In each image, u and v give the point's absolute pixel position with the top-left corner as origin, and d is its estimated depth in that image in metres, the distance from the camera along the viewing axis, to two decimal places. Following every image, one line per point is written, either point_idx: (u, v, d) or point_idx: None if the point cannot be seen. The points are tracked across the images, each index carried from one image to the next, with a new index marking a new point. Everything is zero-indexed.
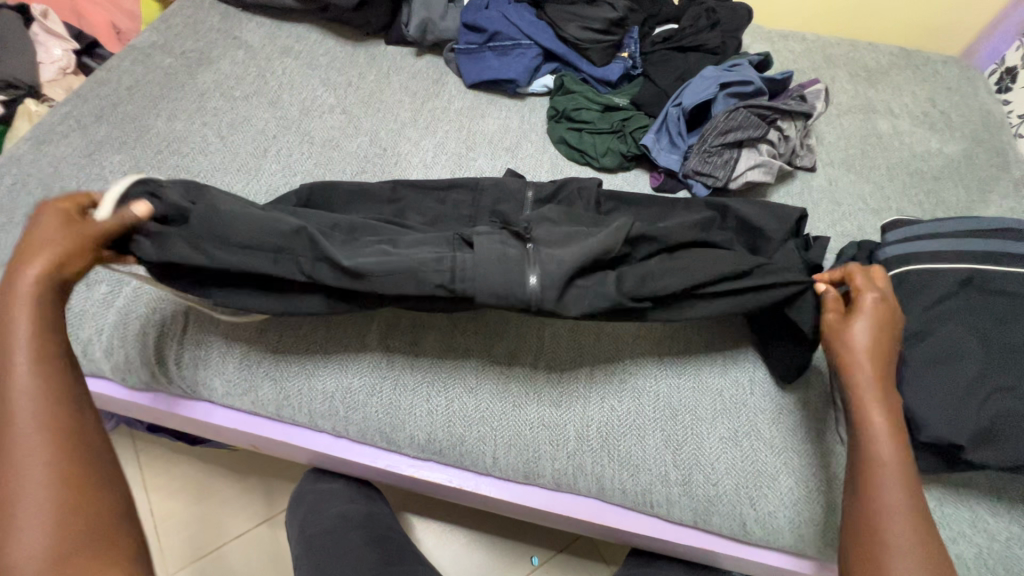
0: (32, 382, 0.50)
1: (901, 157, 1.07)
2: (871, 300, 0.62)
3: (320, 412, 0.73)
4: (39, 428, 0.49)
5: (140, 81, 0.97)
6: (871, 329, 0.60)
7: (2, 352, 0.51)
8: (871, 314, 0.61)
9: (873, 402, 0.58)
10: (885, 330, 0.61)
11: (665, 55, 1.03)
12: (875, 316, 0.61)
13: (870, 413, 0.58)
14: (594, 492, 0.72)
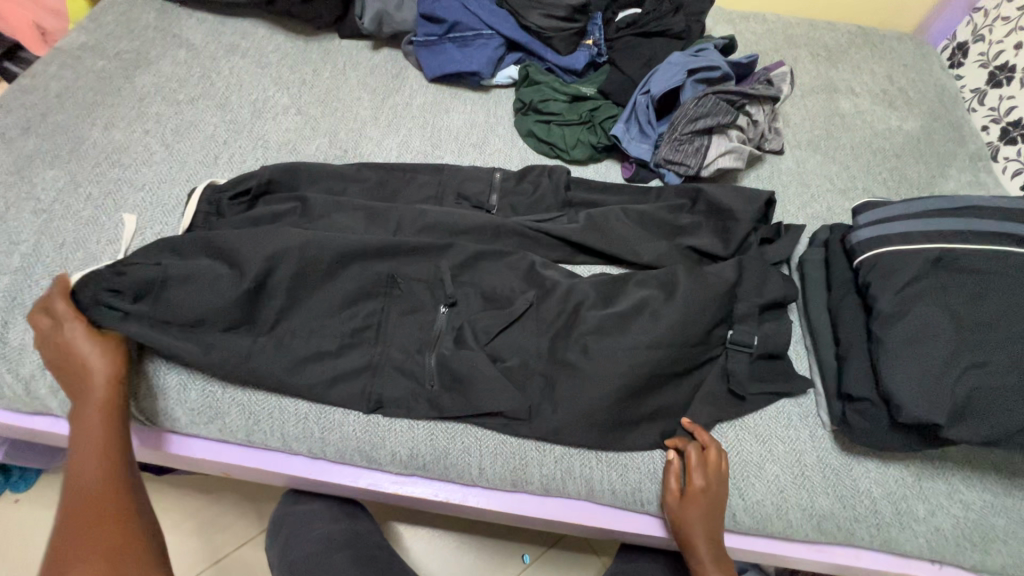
0: (97, 450, 0.60)
1: (863, 136, 1.09)
2: (700, 488, 0.66)
3: (295, 434, 0.69)
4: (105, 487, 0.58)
5: (70, 86, 0.89)
6: (704, 512, 0.66)
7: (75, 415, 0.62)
8: (700, 499, 0.66)
9: (709, 567, 0.66)
10: (716, 511, 0.66)
11: (631, 41, 1.01)
12: (708, 499, 0.66)
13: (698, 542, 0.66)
14: (584, 494, 0.71)
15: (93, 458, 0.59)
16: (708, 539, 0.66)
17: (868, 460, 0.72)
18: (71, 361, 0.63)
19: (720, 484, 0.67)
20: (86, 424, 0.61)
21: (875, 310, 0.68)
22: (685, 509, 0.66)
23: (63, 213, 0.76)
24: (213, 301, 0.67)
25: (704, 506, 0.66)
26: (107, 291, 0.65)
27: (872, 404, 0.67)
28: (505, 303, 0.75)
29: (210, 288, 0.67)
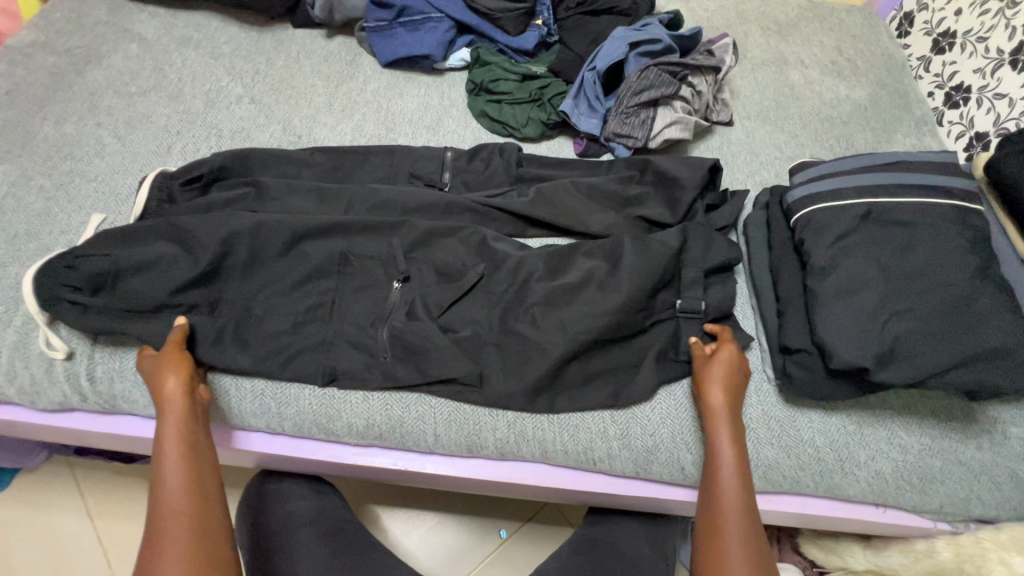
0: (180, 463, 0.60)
1: (812, 105, 1.11)
2: (727, 353, 0.70)
3: (252, 410, 0.71)
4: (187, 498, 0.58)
5: (21, 83, 0.90)
6: (728, 372, 0.69)
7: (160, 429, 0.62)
8: (725, 360, 0.70)
9: (723, 438, 0.66)
10: (735, 379, 0.69)
11: (580, 19, 1.03)
12: (732, 363, 0.70)
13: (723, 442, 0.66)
14: (538, 456, 0.73)
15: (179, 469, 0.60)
16: (725, 409, 0.67)
17: (811, 410, 0.75)
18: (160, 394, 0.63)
19: (743, 365, 0.71)
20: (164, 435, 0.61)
21: (808, 265, 0.71)
22: (709, 367, 0.70)
23: (15, 207, 0.77)
24: (168, 289, 0.68)
25: (726, 368, 0.69)
26: (66, 286, 0.66)
27: (808, 355, 0.70)
28: (456, 277, 0.76)
29: (164, 274, 0.69)
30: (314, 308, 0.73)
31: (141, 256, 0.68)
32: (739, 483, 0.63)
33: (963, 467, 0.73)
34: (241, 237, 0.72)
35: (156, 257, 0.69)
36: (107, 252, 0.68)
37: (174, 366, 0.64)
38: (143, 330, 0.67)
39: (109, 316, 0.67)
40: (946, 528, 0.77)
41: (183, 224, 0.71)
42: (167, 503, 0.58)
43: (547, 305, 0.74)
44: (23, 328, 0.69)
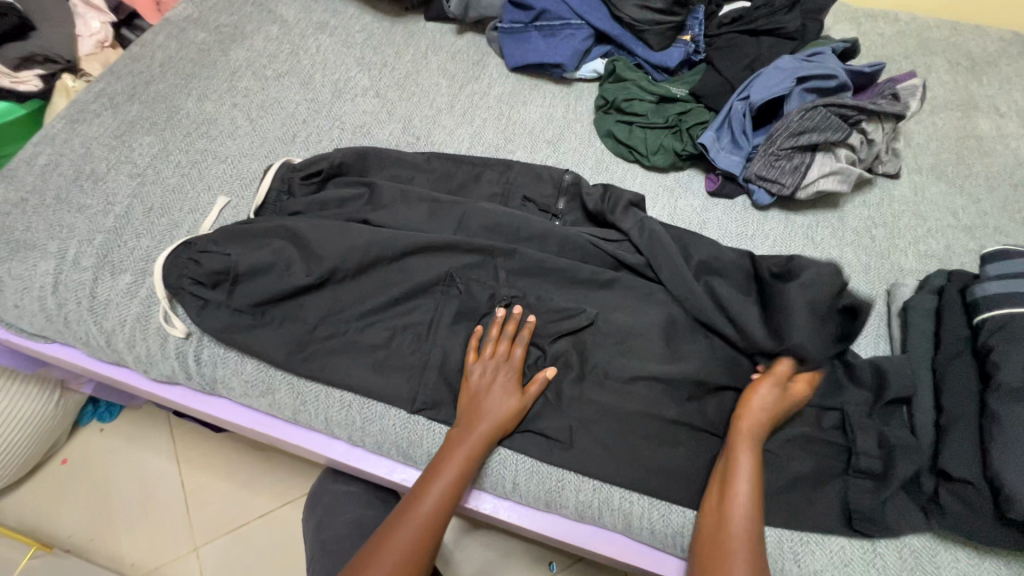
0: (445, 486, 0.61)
1: (1004, 165, 0.93)
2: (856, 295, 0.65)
3: (337, 420, 0.70)
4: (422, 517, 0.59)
5: (173, 56, 0.94)
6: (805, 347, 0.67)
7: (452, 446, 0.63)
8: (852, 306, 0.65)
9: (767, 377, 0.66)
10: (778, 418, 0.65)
11: (735, 39, 0.91)
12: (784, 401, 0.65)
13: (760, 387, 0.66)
14: (620, 528, 0.66)
15: (438, 490, 0.61)
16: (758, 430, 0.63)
17: (960, 548, 0.62)
18: (481, 404, 0.65)
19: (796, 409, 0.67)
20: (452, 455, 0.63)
21: (996, 381, 0.58)
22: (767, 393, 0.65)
23: (154, 179, 0.81)
24: (279, 293, 0.69)
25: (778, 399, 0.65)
26: (190, 279, 0.69)
27: (974, 489, 0.57)
28: (563, 319, 0.71)
29: (277, 279, 0.70)
30: (412, 327, 0.71)
31: (258, 257, 0.70)
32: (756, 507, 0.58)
33: None
34: (353, 249, 0.71)
35: (272, 261, 0.70)
36: (226, 252, 0.70)
37: (512, 382, 0.66)
38: (251, 335, 0.69)
39: (224, 312, 0.69)
40: None
41: (300, 231, 0.72)
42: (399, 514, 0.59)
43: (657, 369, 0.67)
44: (146, 301, 0.72)
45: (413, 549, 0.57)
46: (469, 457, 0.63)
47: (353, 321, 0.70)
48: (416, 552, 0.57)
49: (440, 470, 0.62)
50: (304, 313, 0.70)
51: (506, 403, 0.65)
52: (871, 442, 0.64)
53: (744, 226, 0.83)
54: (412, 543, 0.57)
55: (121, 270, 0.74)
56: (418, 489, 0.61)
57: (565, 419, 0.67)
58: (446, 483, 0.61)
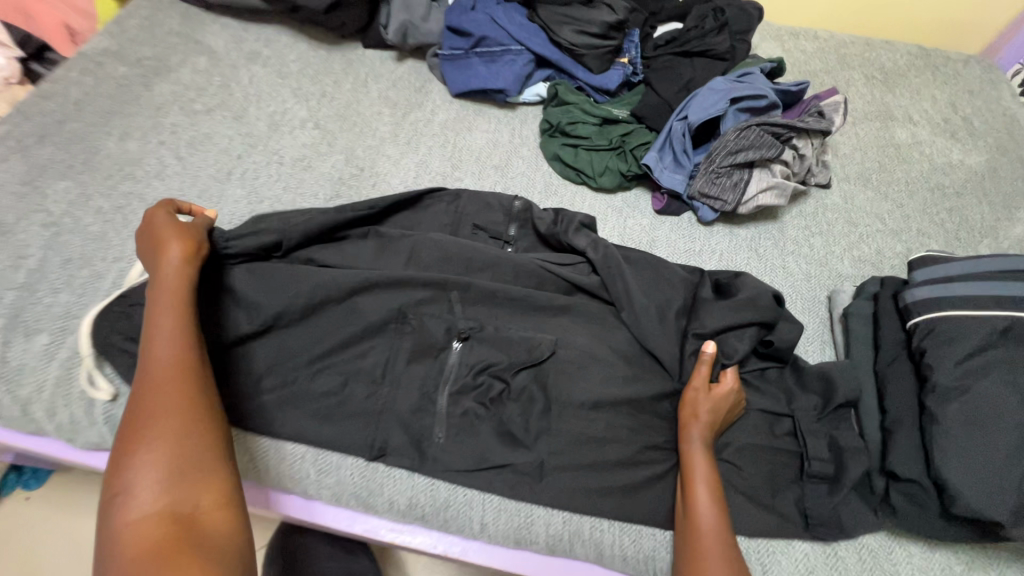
0: (172, 344, 0.55)
1: (920, 170, 1.00)
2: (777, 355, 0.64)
3: (290, 474, 0.66)
4: (175, 375, 0.53)
5: (90, 93, 0.88)
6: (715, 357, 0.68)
7: (151, 313, 0.57)
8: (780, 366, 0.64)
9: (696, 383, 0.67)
10: (722, 415, 0.65)
11: (669, 61, 0.94)
12: (719, 400, 0.66)
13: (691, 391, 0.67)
14: (592, 558, 0.66)
15: (167, 351, 0.55)
16: (703, 432, 0.64)
17: (912, 543, 0.65)
18: (158, 296, 0.58)
19: (734, 404, 0.67)
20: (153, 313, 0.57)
21: (930, 383, 0.61)
22: (698, 397, 0.66)
23: (72, 228, 0.75)
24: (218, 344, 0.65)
25: (711, 398, 0.65)
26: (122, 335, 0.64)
27: (920, 488, 0.60)
28: (522, 349, 0.70)
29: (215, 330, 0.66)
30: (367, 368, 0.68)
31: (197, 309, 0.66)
32: (721, 516, 0.59)
33: None
34: (300, 291, 0.68)
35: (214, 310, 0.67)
36: None
37: (175, 232, 0.63)
38: None
39: None
40: None
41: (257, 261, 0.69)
42: (144, 408, 0.51)
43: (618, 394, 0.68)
44: (67, 362, 0.66)
45: (188, 437, 0.50)
46: (173, 298, 0.58)
47: (301, 367, 0.67)
48: (183, 416, 0.51)
49: (163, 332, 0.56)
50: (246, 364, 0.66)
51: (172, 282, 0.59)
52: (823, 448, 0.66)
53: (692, 243, 0.85)
54: (171, 399, 0.52)
55: (36, 331, 0.67)
56: (147, 357, 0.55)
57: (531, 452, 0.65)
58: (172, 326, 0.56)
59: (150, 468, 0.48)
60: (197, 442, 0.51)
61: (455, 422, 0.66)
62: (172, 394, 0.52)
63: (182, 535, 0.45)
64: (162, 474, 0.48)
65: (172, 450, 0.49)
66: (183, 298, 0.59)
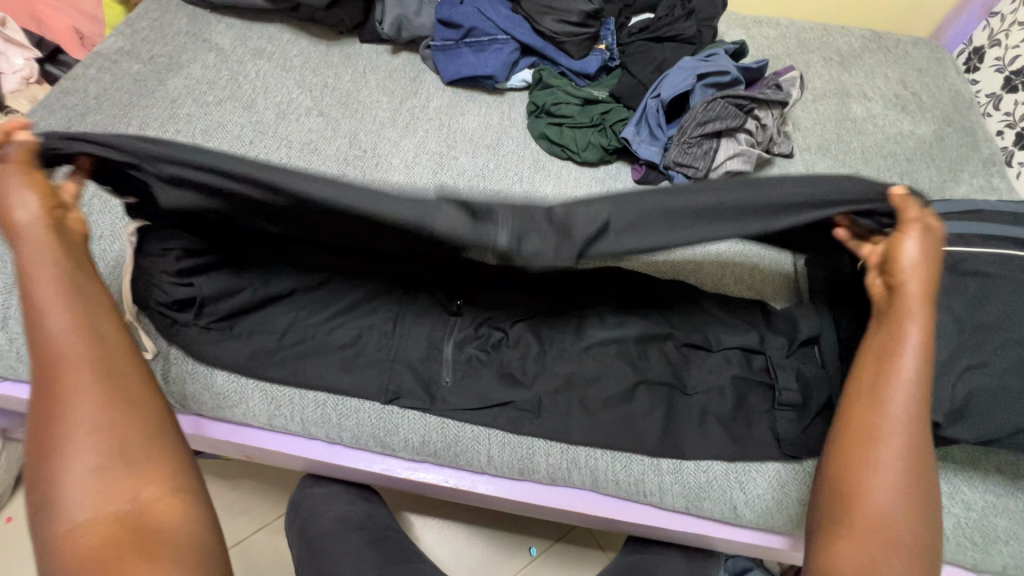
0: (64, 325, 0.50)
1: (875, 140, 1.09)
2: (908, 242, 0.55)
3: (313, 420, 0.72)
4: (80, 359, 0.49)
5: (109, 89, 0.95)
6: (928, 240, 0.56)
7: (29, 288, 0.51)
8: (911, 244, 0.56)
9: (918, 275, 0.55)
10: (939, 261, 0.55)
11: (643, 46, 1.03)
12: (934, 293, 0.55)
13: (913, 284, 0.55)
14: (588, 484, 0.73)
15: (61, 331, 0.50)
16: (922, 281, 0.55)
17: None
18: (31, 271, 0.51)
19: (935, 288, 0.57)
20: (30, 292, 0.51)
21: None
22: (924, 295, 0.55)
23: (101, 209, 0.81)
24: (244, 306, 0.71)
25: (928, 242, 0.55)
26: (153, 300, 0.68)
27: None
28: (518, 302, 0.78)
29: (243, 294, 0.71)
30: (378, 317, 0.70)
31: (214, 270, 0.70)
32: (915, 431, 0.52)
33: None
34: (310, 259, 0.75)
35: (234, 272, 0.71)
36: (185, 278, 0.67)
37: (32, 184, 0.53)
38: (218, 349, 0.71)
39: (195, 330, 0.70)
40: None
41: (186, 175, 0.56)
42: (53, 406, 0.48)
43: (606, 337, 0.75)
44: None
45: (108, 430, 0.48)
46: (56, 267, 0.52)
47: (319, 326, 0.74)
48: (103, 406, 0.48)
49: (53, 311, 0.50)
50: (271, 324, 0.73)
51: (47, 252, 0.52)
52: (790, 378, 0.74)
53: None
54: (81, 390, 0.48)
55: None
56: (38, 344, 0.50)
57: (529, 391, 0.73)
58: (57, 304, 0.50)
59: (85, 463, 0.46)
60: (128, 427, 0.49)
61: (459, 368, 0.74)
62: (80, 382, 0.49)
63: (132, 531, 0.46)
64: (93, 472, 0.46)
65: (101, 443, 0.47)
66: (62, 270, 0.52)
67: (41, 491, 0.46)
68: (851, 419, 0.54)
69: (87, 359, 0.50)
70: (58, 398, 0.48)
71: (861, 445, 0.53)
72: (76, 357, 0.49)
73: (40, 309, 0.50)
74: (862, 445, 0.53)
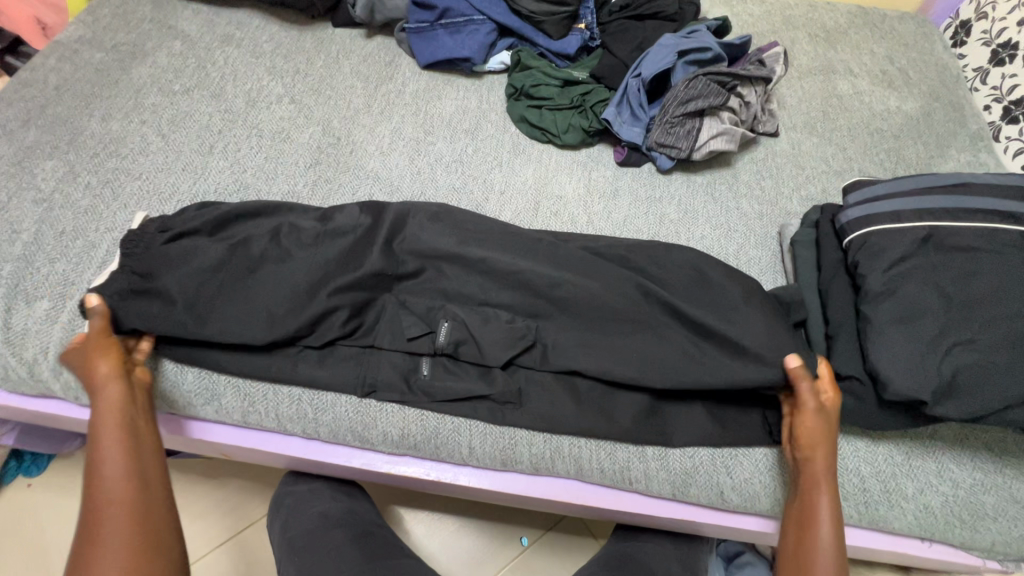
0: (119, 472, 0.56)
1: (861, 117, 1.08)
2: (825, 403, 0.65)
3: (289, 415, 0.70)
4: (124, 504, 0.55)
5: (69, 79, 0.91)
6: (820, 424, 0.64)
7: (92, 436, 0.58)
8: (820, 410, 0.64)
9: (811, 411, 0.64)
10: (835, 431, 0.64)
11: (623, 24, 1.00)
12: (828, 418, 0.64)
13: (808, 420, 0.64)
14: (573, 473, 0.72)
15: (117, 476, 0.56)
16: (823, 454, 0.63)
17: (859, 439, 0.72)
18: (98, 421, 0.58)
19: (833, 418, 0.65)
20: (97, 438, 0.57)
21: (863, 289, 0.68)
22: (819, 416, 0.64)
23: (63, 203, 0.78)
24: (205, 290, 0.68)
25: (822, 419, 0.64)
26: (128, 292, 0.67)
27: (859, 382, 0.67)
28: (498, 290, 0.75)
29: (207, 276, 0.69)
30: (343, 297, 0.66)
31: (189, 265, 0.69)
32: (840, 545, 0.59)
33: (1017, 505, 0.70)
34: (291, 250, 0.73)
35: (213, 262, 0.69)
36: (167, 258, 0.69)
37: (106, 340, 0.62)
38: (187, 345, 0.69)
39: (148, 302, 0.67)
40: (996, 567, 0.74)
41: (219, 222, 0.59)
42: (91, 546, 0.53)
43: (591, 322, 0.73)
44: (69, 325, 0.70)
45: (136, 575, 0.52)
46: (119, 417, 0.59)
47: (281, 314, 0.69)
48: (136, 550, 0.53)
49: (111, 456, 0.57)
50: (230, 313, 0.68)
51: (111, 406, 0.59)
52: None
53: (653, 190, 0.91)
54: (124, 534, 0.53)
55: (37, 298, 0.71)
56: (91, 486, 0.56)
57: (511, 381, 0.71)
58: (117, 453, 0.57)
59: None
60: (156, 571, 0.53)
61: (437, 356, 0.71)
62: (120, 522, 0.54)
63: None
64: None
65: None
66: (126, 418, 0.59)
67: None
68: (791, 523, 0.63)
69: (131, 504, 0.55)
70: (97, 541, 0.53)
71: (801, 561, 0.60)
72: (123, 500, 0.55)
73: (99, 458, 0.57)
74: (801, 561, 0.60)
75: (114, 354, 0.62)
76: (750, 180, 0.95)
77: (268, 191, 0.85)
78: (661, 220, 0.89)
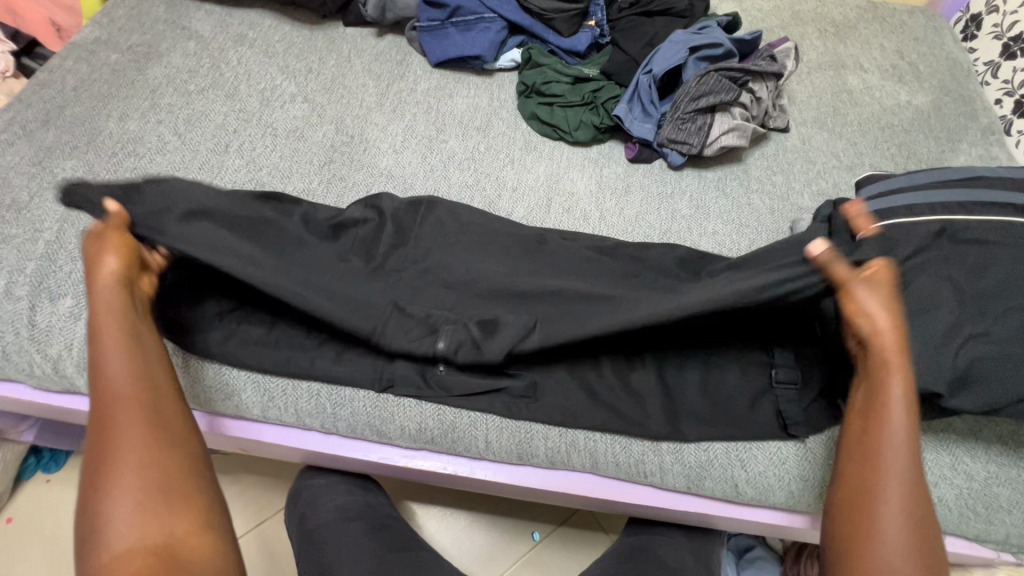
0: (126, 370, 0.56)
1: (872, 112, 1.08)
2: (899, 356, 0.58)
3: (308, 410, 0.71)
4: (134, 399, 0.55)
5: (86, 80, 0.92)
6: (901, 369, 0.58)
7: (95, 333, 0.57)
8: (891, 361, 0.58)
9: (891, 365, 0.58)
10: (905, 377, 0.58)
11: (634, 21, 1.00)
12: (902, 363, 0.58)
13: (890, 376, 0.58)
14: (588, 466, 0.72)
15: (124, 373, 0.55)
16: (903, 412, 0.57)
17: None
18: (101, 321, 0.57)
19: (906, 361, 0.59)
20: (100, 335, 0.56)
21: None
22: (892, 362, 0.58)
23: None
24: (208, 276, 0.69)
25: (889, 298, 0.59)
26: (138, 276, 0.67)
27: None
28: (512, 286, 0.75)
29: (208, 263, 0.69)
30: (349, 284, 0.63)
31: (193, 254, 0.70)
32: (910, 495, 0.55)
33: None
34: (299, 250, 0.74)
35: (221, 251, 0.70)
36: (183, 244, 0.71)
37: (107, 248, 0.60)
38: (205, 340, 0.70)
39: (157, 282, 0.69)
40: (1009, 559, 0.74)
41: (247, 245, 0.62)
42: (107, 435, 0.53)
43: None
44: None
45: (153, 471, 0.53)
46: (120, 318, 0.57)
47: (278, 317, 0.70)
48: (154, 444, 0.54)
49: (115, 353, 0.56)
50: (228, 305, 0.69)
51: (115, 310, 0.58)
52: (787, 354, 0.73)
53: (663, 186, 0.92)
54: (139, 426, 0.54)
55: (60, 295, 0.72)
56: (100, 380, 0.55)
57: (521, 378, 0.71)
58: (121, 352, 0.56)
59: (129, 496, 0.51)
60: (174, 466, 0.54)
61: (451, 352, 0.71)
62: (132, 415, 0.54)
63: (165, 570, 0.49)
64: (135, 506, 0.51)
65: (149, 475, 0.52)
66: (125, 318, 0.58)
67: (87, 523, 0.51)
68: (849, 476, 0.58)
69: (143, 399, 0.55)
70: (112, 432, 0.53)
71: (858, 517, 0.56)
72: (131, 395, 0.55)
73: (104, 357, 0.56)
74: (859, 518, 0.56)
75: (125, 256, 0.60)
76: (761, 175, 0.95)
77: (282, 190, 0.86)
78: (672, 215, 0.89)
